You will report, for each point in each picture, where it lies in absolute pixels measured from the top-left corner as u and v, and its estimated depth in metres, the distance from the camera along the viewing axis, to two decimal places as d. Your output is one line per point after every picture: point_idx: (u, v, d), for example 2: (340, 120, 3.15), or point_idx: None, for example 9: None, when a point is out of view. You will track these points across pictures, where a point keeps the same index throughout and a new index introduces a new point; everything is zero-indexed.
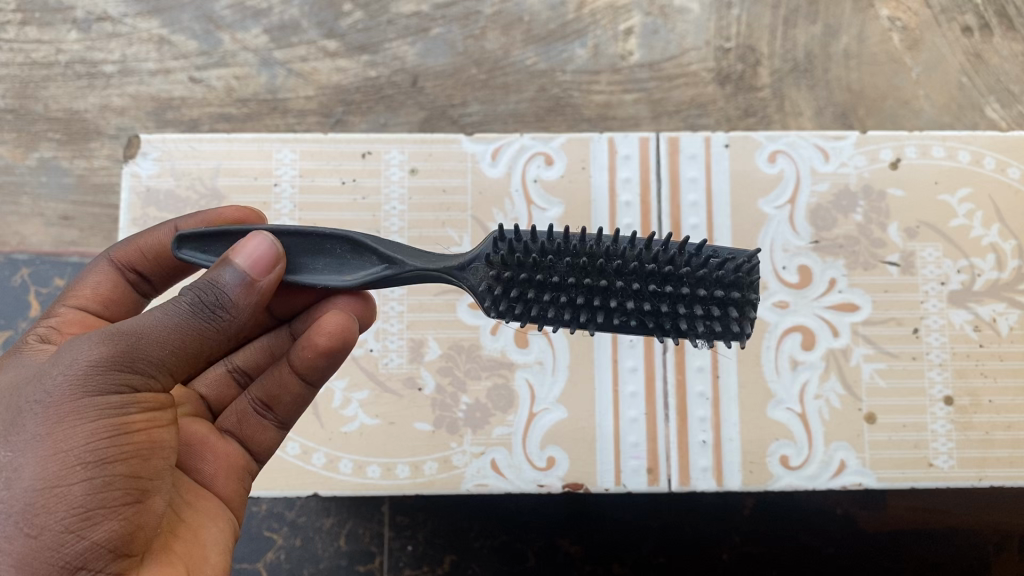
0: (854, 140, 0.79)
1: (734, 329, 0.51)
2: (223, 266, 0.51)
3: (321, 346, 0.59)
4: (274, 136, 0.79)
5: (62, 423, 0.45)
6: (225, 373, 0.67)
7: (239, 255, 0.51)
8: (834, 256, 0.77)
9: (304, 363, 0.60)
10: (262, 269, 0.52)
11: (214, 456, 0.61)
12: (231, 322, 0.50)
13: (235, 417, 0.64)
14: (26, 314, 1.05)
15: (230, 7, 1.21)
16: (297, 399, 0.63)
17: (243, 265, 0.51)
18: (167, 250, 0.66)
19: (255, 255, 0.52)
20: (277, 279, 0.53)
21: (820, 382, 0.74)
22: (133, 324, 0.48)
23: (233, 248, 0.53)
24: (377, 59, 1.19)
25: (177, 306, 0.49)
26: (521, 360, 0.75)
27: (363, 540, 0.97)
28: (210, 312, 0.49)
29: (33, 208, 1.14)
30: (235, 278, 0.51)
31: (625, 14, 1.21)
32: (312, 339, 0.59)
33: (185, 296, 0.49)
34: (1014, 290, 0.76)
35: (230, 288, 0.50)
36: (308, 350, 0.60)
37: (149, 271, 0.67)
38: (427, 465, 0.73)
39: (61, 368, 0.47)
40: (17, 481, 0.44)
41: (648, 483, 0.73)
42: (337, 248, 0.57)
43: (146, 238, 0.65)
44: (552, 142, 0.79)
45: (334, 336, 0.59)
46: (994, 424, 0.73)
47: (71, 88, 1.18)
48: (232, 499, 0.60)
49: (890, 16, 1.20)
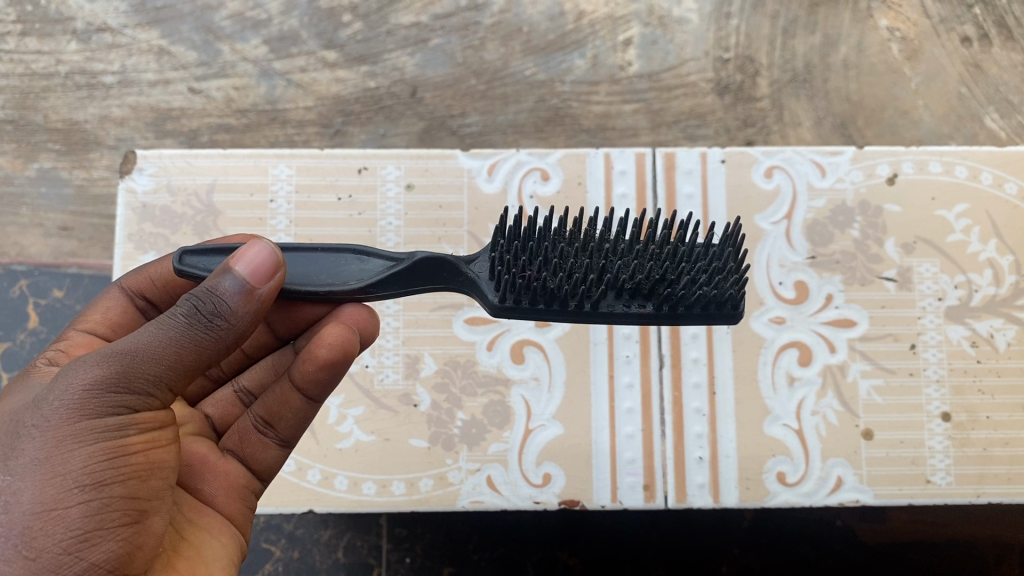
0: (851, 155, 0.79)
1: (727, 308, 0.57)
2: (222, 273, 0.49)
3: (322, 359, 0.58)
4: (271, 151, 0.80)
5: (61, 446, 0.45)
6: (231, 394, 0.67)
7: (239, 263, 0.50)
8: (830, 272, 0.77)
9: (305, 377, 0.59)
10: (261, 277, 0.50)
11: (215, 476, 0.60)
12: (230, 331, 0.49)
13: (237, 436, 0.62)
14: (26, 326, 1.05)
15: (229, 18, 1.21)
16: (298, 415, 0.61)
17: (243, 273, 0.50)
18: (177, 279, 0.65)
19: (255, 262, 0.50)
20: (277, 287, 0.51)
21: (816, 399, 0.74)
22: (130, 342, 0.47)
23: (234, 254, 0.51)
24: (376, 70, 1.19)
25: (174, 317, 0.48)
26: (517, 377, 0.75)
27: (360, 552, 0.96)
28: (206, 322, 0.48)
29: (32, 219, 1.14)
30: (235, 286, 0.50)
31: (624, 25, 1.21)
32: (313, 351, 0.58)
33: (183, 306, 0.48)
34: (1012, 305, 0.76)
35: (230, 297, 0.49)
36: (308, 363, 0.59)
37: (158, 299, 0.66)
38: (422, 482, 0.72)
39: (59, 390, 0.47)
40: (16, 505, 0.44)
41: (644, 500, 0.72)
42: (343, 259, 0.60)
43: (156, 268, 0.65)
44: (548, 157, 0.79)
45: (335, 348, 0.59)
46: (992, 440, 0.73)
47: (71, 98, 1.19)
48: (235, 517, 0.60)
49: (889, 27, 1.20)
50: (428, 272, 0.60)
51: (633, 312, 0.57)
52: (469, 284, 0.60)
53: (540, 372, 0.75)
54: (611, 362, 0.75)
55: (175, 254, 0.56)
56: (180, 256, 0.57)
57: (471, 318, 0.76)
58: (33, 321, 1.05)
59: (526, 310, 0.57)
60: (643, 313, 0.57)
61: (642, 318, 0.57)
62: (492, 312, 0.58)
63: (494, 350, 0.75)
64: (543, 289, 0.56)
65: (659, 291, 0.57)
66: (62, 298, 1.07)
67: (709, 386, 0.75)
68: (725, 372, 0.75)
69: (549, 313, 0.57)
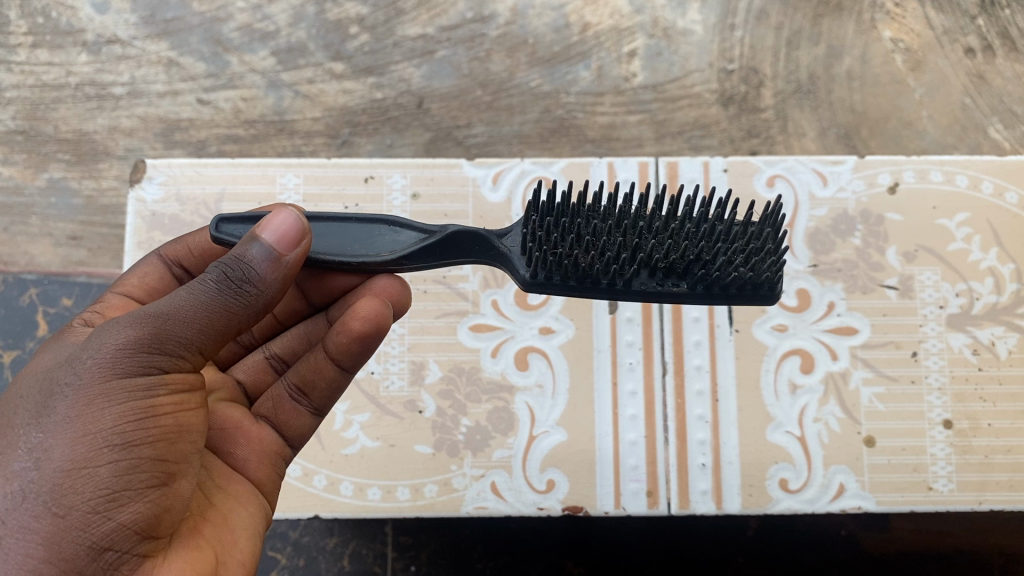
0: (852, 165, 0.80)
1: (762, 290, 0.59)
2: (251, 241, 0.51)
3: (356, 331, 0.60)
4: (278, 160, 0.81)
5: (92, 404, 0.46)
6: (263, 360, 0.68)
7: (265, 230, 0.51)
8: (832, 280, 0.77)
9: (339, 348, 0.61)
10: (288, 243, 0.52)
11: (248, 441, 0.61)
12: (258, 297, 0.50)
13: (271, 402, 0.64)
14: (36, 334, 1.06)
15: (238, 30, 1.23)
16: (332, 385, 0.63)
17: (270, 239, 0.51)
18: (214, 248, 0.66)
19: (281, 228, 0.52)
20: (303, 254, 0.52)
21: (819, 406, 0.74)
22: (163, 305, 0.48)
23: (260, 221, 0.52)
24: (383, 82, 1.21)
25: (205, 283, 0.49)
26: (522, 383, 0.75)
27: (366, 560, 0.97)
28: (237, 287, 0.49)
29: (42, 228, 1.16)
30: (262, 252, 0.51)
31: (627, 37, 1.22)
32: (347, 323, 0.60)
33: (212, 274, 0.49)
34: (1014, 313, 0.76)
35: (257, 264, 0.50)
36: (342, 335, 0.60)
37: (194, 267, 0.67)
38: (427, 488, 0.73)
39: (92, 350, 0.48)
40: (47, 462, 0.45)
41: (647, 506, 0.73)
42: (378, 229, 0.62)
43: (194, 236, 0.66)
44: (553, 166, 0.80)
45: (369, 321, 0.60)
46: (993, 447, 0.73)
47: (81, 109, 1.21)
48: (264, 484, 0.61)
49: (892, 38, 1.21)
50: (464, 240, 0.61)
51: (667, 292, 0.58)
52: (501, 257, 0.61)
53: (544, 378, 0.75)
54: (614, 369, 0.76)
55: (212, 222, 0.59)
56: (217, 225, 0.59)
57: (477, 325, 0.77)
58: (43, 329, 1.06)
59: (557, 285, 0.59)
60: (676, 293, 0.58)
61: (675, 297, 0.58)
62: (524, 286, 0.60)
63: (499, 357, 0.76)
64: (573, 267, 0.58)
65: (693, 271, 0.58)
66: (71, 306, 1.08)
67: (712, 393, 0.75)
68: (728, 379, 0.75)
69: (582, 289, 0.58)
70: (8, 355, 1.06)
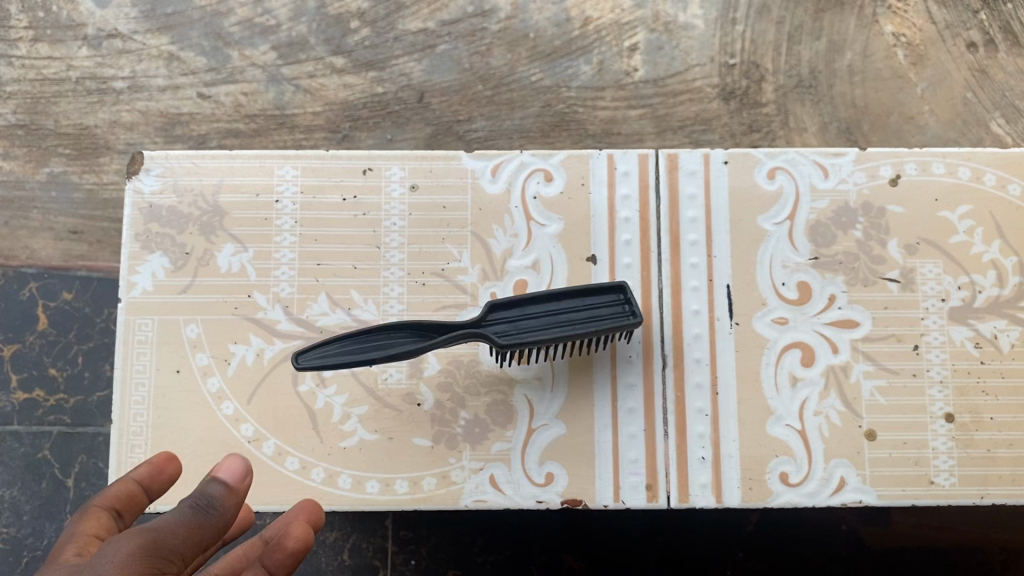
0: (854, 156, 0.79)
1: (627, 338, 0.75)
2: (207, 481, 0.56)
3: (290, 549, 0.57)
4: (277, 152, 0.80)
5: None
6: None
7: (218, 470, 0.57)
8: (833, 273, 0.77)
9: (274, 568, 0.58)
10: (240, 478, 0.57)
11: None
12: (222, 519, 0.55)
13: None
14: (36, 328, 1.10)
15: (239, 24, 1.22)
16: None
17: (225, 477, 0.56)
18: (140, 493, 0.62)
19: (233, 469, 0.57)
20: (250, 488, 0.58)
21: (819, 399, 0.74)
22: (152, 523, 0.51)
23: (212, 467, 0.57)
24: (384, 76, 1.21)
25: (178, 509, 0.52)
26: (520, 376, 0.75)
27: (366, 554, 0.97)
28: (205, 510, 0.53)
29: (43, 222, 1.16)
30: (219, 488, 0.56)
31: (629, 31, 1.22)
32: (281, 543, 0.58)
33: (184, 502, 0.53)
34: (1016, 306, 0.76)
35: (219, 492, 0.55)
36: (277, 554, 0.57)
37: (127, 514, 0.61)
38: (426, 481, 0.73)
39: (102, 557, 0.48)
40: None
41: (647, 500, 0.73)
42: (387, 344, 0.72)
43: (114, 486, 0.61)
44: (552, 158, 0.80)
45: (303, 538, 0.58)
46: (996, 441, 0.73)
47: (82, 103, 1.20)
48: None
49: (894, 33, 1.20)
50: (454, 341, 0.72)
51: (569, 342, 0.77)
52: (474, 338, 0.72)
53: (543, 371, 0.75)
54: (614, 361, 0.75)
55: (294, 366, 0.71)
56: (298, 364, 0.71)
57: None
58: (43, 324, 1.10)
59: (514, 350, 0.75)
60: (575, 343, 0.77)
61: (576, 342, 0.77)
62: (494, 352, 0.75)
63: None
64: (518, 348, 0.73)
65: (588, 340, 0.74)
66: (71, 301, 1.11)
67: (711, 386, 0.75)
68: (728, 372, 0.75)
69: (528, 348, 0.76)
70: (9, 348, 1.09)
